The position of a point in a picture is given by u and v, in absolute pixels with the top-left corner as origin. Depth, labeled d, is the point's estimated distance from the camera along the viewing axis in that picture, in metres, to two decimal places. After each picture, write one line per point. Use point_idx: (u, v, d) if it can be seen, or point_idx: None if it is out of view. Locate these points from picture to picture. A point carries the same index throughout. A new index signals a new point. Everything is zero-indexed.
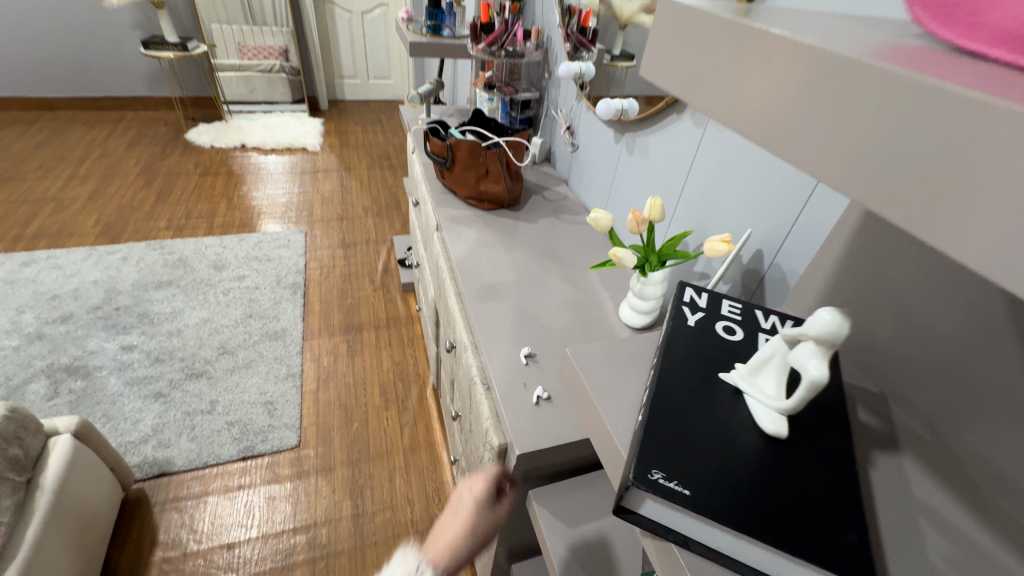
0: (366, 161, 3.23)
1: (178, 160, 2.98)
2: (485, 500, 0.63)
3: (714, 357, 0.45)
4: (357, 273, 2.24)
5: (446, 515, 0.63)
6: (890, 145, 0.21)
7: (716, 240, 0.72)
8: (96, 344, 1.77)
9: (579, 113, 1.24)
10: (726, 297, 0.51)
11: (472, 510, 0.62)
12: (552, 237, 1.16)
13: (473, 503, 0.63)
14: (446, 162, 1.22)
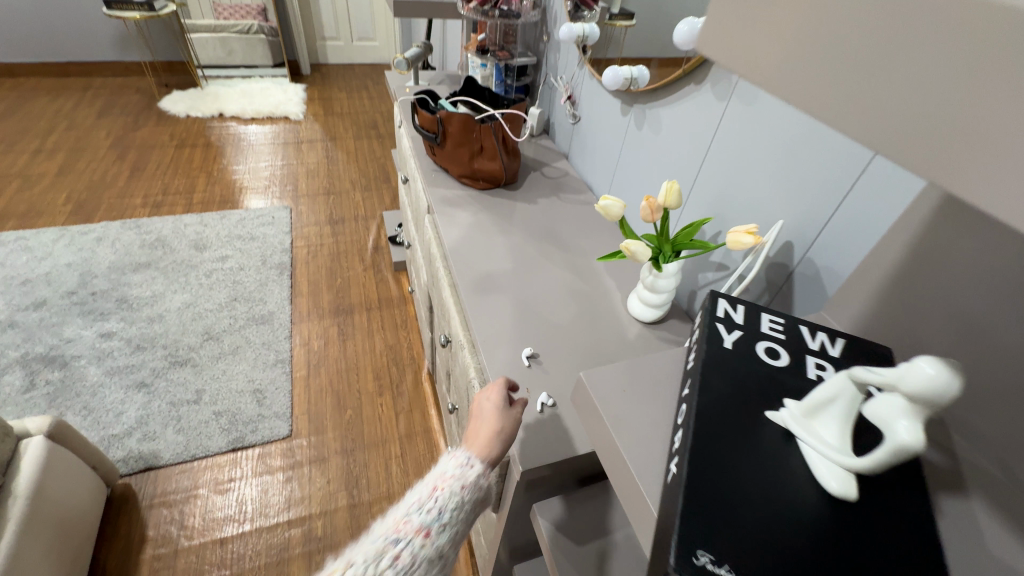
0: (352, 130, 3.07)
1: (152, 131, 2.81)
2: (505, 403, 0.66)
3: (759, 390, 0.38)
4: (346, 251, 2.15)
5: (472, 423, 0.64)
6: (944, 90, 0.16)
7: (741, 231, 0.64)
8: (72, 332, 1.68)
9: (581, 81, 1.13)
10: (764, 309, 0.44)
11: (494, 412, 0.64)
12: (552, 218, 1.08)
13: (495, 405, 0.64)
14: (436, 138, 1.12)
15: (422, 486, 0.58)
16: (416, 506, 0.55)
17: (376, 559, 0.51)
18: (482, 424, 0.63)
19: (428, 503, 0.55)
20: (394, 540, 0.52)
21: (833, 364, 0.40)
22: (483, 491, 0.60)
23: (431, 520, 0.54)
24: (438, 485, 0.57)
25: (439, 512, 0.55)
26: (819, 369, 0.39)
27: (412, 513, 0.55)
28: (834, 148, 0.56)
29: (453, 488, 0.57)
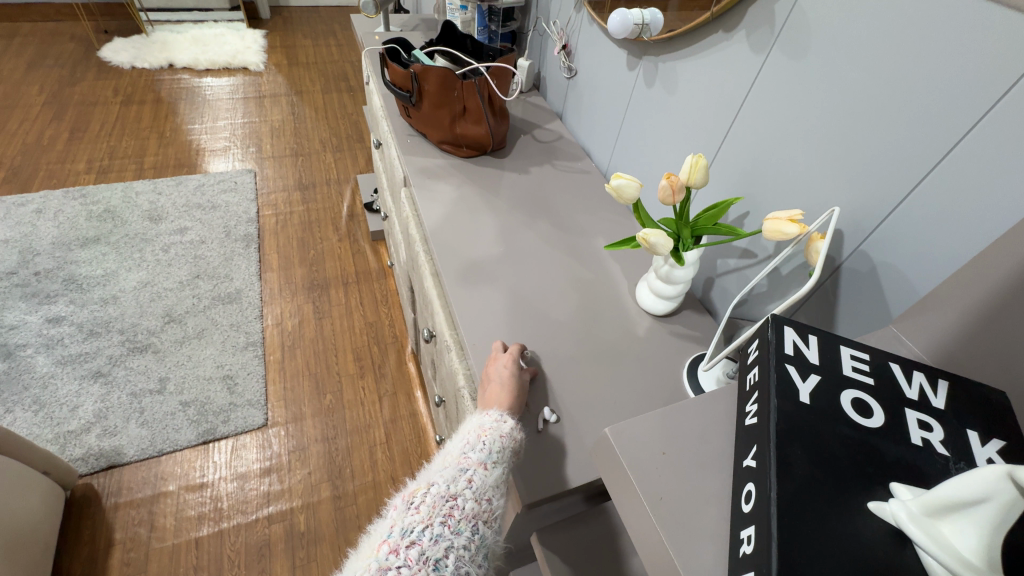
0: (320, 83, 2.81)
1: (92, 85, 2.51)
2: (518, 368, 0.62)
3: (855, 469, 0.28)
4: (319, 220, 1.99)
5: (486, 387, 0.60)
6: None
7: (783, 218, 0.53)
8: (15, 317, 1.53)
9: (579, 26, 0.97)
10: (844, 341, 0.34)
11: (511, 376, 0.60)
12: (545, 190, 0.95)
13: (509, 368, 0.61)
14: (410, 98, 0.96)
15: (467, 431, 0.53)
16: (469, 444, 0.51)
17: (449, 483, 0.47)
18: (498, 388, 0.59)
19: (480, 441, 0.51)
20: (460, 469, 0.48)
21: (939, 421, 0.30)
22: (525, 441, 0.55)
23: (488, 454, 0.50)
24: (483, 428, 0.52)
25: (492, 448, 0.50)
26: (924, 431, 0.30)
27: (468, 449, 0.50)
28: (914, 116, 0.44)
29: (499, 428, 0.52)
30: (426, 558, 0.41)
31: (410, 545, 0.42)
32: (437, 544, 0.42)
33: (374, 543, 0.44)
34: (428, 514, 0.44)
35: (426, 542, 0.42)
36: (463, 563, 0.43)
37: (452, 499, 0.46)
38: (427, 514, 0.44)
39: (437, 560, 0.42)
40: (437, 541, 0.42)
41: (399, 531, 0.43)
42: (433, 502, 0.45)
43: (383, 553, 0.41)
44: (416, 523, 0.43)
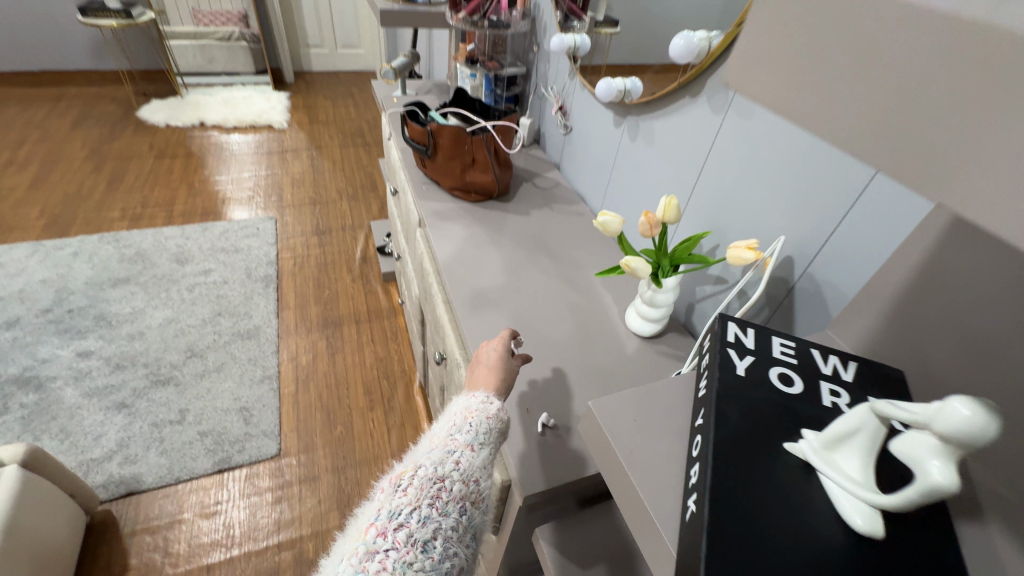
0: (338, 139, 3.03)
1: (130, 142, 2.73)
2: (507, 352, 0.68)
3: (777, 422, 0.37)
4: (334, 262, 2.11)
5: (475, 368, 0.67)
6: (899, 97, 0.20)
7: (742, 246, 0.63)
8: (47, 352, 1.62)
9: (573, 91, 1.12)
10: (775, 333, 0.43)
11: (498, 360, 0.66)
12: (545, 229, 1.07)
13: (497, 351, 0.67)
14: (426, 151, 1.10)
15: (454, 414, 0.58)
16: (456, 428, 0.55)
17: (436, 466, 0.51)
18: (485, 369, 0.65)
19: (466, 425, 0.55)
20: (447, 451, 0.52)
21: (845, 388, 0.39)
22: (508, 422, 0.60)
23: (473, 436, 0.54)
24: (469, 411, 0.57)
25: (477, 431, 0.55)
26: (834, 397, 0.38)
27: (454, 433, 0.55)
28: (833, 163, 0.56)
29: (485, 410, 0.57)
30: (414, 539, 0.45)
31: (398, 527, 0.46)
32: (425, 527, 0.46)
33: (364, 525, 0.48)
34: (416, 497, 0.48)
35: (414, 524, 0.46)
36: (449, 543, 0.47)
37: (440, 481, 0.50)
38: (415, 497, 0.48)
39: (425, 541, 0.46)
40: (425, 523, 0.47)
41: (387, 514, 0.47)
42: (421, 484, 0.49)
43: (371, 536, 0.45)
44: (404, 506, 0.47)
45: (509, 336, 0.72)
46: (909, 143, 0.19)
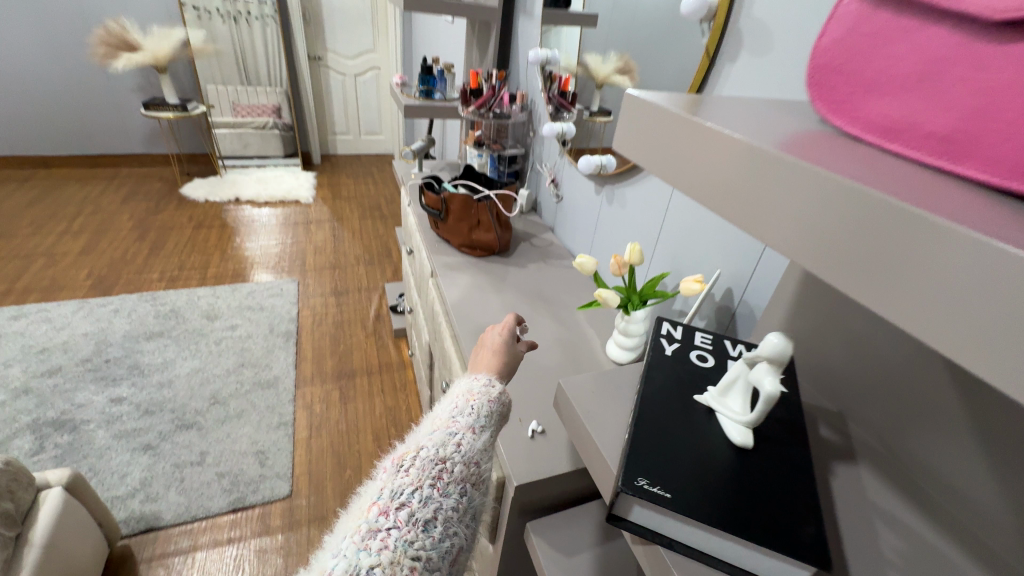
0: (358, 212, 3.34)
1: (172, 214, 3.04)
2: (511, 338, 0.69)
3: (691, 382, 0.50)
4: (350, 319, 2.29)
5: (479, 352, 0.67)
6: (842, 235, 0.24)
7: (691, 280, 0.78)
8: (83, 398, 1.75)
9: (563, 167, 1.35)
10: (699, 330, 0.59)
11: (503, 344, 0.67)
12: (540, 279, 1.24)
13: (502, 336, 0.68)
14: (440, 214, 1.31)
15: (455, 396, 0.54)
16: (457, 410, 0.52)
17: (438, 447, 0.47)
18: (489, 354, 0.66)
19: (467, 407, 0.52)
20: (449, 433, 0.49)
21: None
22: (508, 404, 0.57)
23: (474, 419, 0.51)
24: (471, 394, 0.54)
25: (478, 414, 0.52)
26: None
27: (456, 415, 0.51)
28: None
29: (486, 394, 0.54)
30: (415, 519, 0.42)
31: (399, 507, 0.42)
32: (427, 507, 0.43)
33: (362, 505, 0.44)
34: (417, 477, 0.44)
35: (416, 503, 0.43)
36: (451, 523, 0.45)
37: (442, 463, 0.47)
38: (417, 477, 0.44)
39: (426, 520, 0.43)
40: (427, 503, 0.43)
41: (388, 493, 0.43)
42: (422, 464, 0.46)
43: (373, 515, 0.42)
44: (405, 485, 0.44)
45: (515, 324, 0.73)
46: (870, 270, 0.23)
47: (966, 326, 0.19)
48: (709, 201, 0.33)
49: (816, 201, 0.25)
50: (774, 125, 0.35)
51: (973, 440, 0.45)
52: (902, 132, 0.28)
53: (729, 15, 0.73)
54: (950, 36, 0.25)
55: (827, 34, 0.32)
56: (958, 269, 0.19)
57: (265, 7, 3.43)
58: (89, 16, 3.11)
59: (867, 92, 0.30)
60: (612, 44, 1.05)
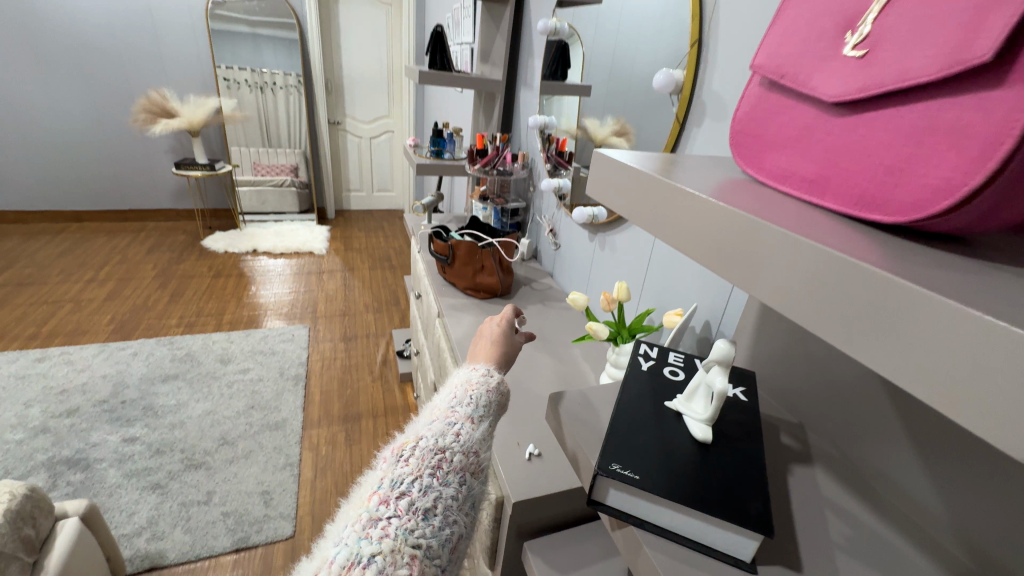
0: (368, 263, 3.50)
1: (193, 264, 3.20)
2: (508, 328, 0.76)
3: (662, 391, 0.58)
4: (357, 364, 2.36)
5: (479, 340, 0.74)
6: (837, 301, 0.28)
7: (672, 314, 0.85)
8: (98, 437, 1.80)
9: (560, 218, 1.48)
10: (673, 351, 0.67)
11: (501, 334, 0.74)
12: (539, 319, 1.33)
13: (500, 327, 0.75)
14: (447, 259, 1.42)
15: (455, 387, 0.62)
16: (456, 401, 0.59)
17: (437, 438, 0.54)
18: (488, 342, 0.73)
19: (466, 398, 0.60)
20: (448, 423, 0.56)
21: None
22: (507, 394, 0.65)
23: (472, 410, 0.58)
24: (470, 385, 0.61)
25: (476, 404, 0.59)
26: None
27: (455, 405, 0.59)
28: None
29: (485, 384, 0.62)
30: (415, 507, 0.48)
31: (399, 497, 0.48)
32: (426, 496, 0.49)
33: (366, 494, 0.50)
34: (417, 467, 0.51)
35: (415, 492, 0.49)
36: (450, 511, 0.50)
37: (441, 453, 0.53)
38: (417, 467, 0.51)
39: (426, 509, 0.49)
40: (426, 491, 0.49)
41: (389, 484, 0.49)
42: (422, 455, 0.52)
43: (375, 504, 0.48)
44: (405, 475, 0.50)
45: (512, 315, 0.80)
46: (874, 336, 0.26)
47: (922, 365, 0.23)
48: (715, 263, 0.36)
49: (810, 268, 0.29)
50: (711, 175, 0.45)
51: (909, 440, 0.51)
52: (787, 179, 0.37)
53: (694, 90, 0.88)
54: (811, 112, 0.36)
55: (741, 108, 0.42)
56: (956, 337, 0.22)
57: (291, 78, 3.76)
58: (133, 87, 3.43)
59: (767, 149, 0.40)
60: (603, 110, 1.20)
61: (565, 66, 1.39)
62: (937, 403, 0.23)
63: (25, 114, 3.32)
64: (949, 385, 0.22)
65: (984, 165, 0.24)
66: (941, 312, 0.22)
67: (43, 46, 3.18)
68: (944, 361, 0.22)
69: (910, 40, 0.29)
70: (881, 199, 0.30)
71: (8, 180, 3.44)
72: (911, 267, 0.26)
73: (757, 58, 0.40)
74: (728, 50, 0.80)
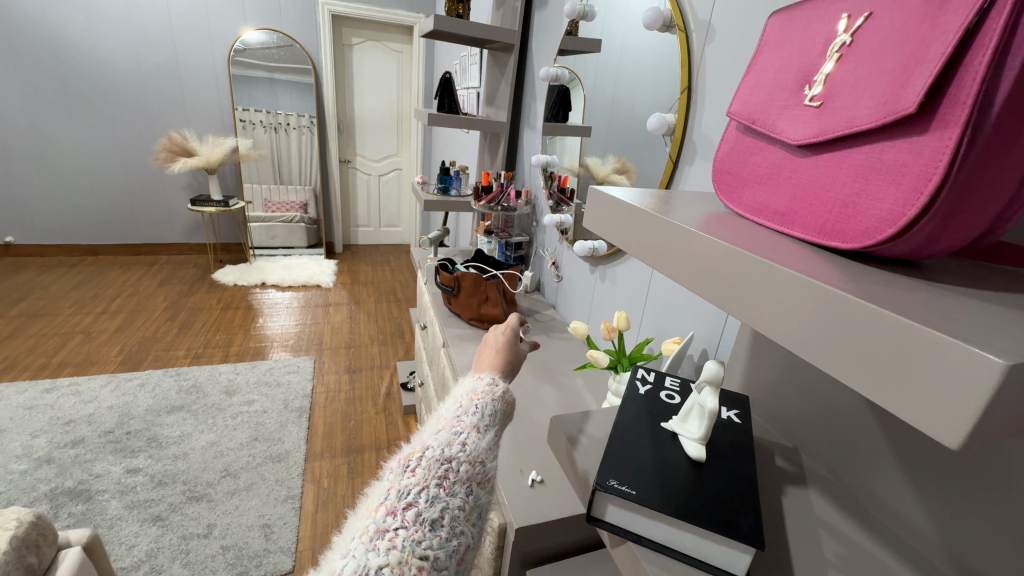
0: (374, 296, 3.55)
1: (203, 297, 3.26)
2: (513, 336, 0.78)
3: (658, 413, 0.61)
4: (361, 397, 2.36)
5: (484, 349, 0.77)
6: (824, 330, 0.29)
7: (670, 342, 0.88)
8: (101, 468, 1.81)
9: (562, 251, 1.53)
10: (669, 376, 0.70)
11: (506, 343, 0.77)
12: (542, 349, 1.35)
13: (505, 335, 0.78)
14: (452, 290, 1.46)
15: (460, 396, 0.65)
16: (463, 410, 0.61)
17: (444, 448, 0.56)
18: (493, 351, 0.75)
19: (472, 407, 0.62)
20: (455, 433, 0.58)
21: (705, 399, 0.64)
22: (511, 402, 0.68)
23: (478, 419, 0.61)
24: (476, 394, 0.64)
25: (482, 413, 0.62)
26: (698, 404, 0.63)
27: (461, 415, 0.61)
28: None
29: (490, 393, 0.64)
30: (422, 518, 0.50)
31: (406, 508, 0.51)
32: (433, 506, 0.51)
33: (375, 504, 0.53)
34: (423, 478, 0.53)
35: (422, 503, 0.51)
36: (457, 521, 0.52)
37: (447, 463, 0.55)
38: (423, 477, 0.53)
39: (433, 520, 0.51)
40: (433, 502, 0.52)
41: (396, 495, 0.52)
42: (428, 465, 0.54)
43: (382, 516, 0.50)
44: (412, 486, 0.52)
45: (517, 324, 0.83)
46: (859, 364, 0.27)
47: (906, 392, 0.24)
48: (710, 295, 0.38)
49: (797, 300, 0.30)
50: (698, 209, 0.48)
51: (896, 461, 0.52)
52: (761, 212, 0.42)
53: (685, 132, 0.96)
54: (781, 153, 0.40)
55: (721, 150, 0.47)
56: (935, 364, 0.23)
57: (304, 119, 3.93)
58: (154, 128, 3.60)
59: (744, 185, 0.44)
60: (604, 149, 1.26)
61: (566, 109, 1.48)
62: (899, 413, 0.25)
63: (50, 153, 3.47)
64: (907, 395, 0.24)
65: (918, 197, 0.28)
66: (895, 329, 0.25)
67: (74, 91, 3.36)
68: (903, 372, 0.24)
69: (856, 93, 0.33)
70: (841, 229, 0.34)
71: (30, 215, 3.57)
72: (863, 286, 0.29)
73: (733, 106, 0.45)
74: (715, 97, 0.88)
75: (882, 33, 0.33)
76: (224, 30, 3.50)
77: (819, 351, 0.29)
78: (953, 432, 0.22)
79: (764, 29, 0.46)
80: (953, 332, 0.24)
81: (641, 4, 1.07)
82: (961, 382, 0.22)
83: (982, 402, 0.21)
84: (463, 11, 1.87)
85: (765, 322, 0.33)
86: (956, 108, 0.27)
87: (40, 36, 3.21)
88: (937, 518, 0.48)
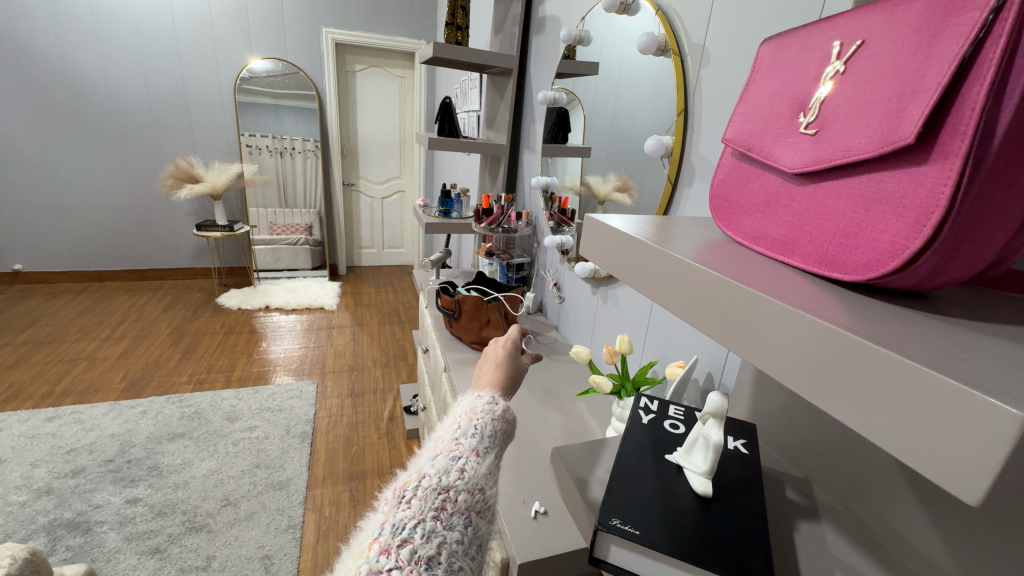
0: (377, 317, 3.55)
1: (207, 321, 3.27)
2: (512, 349, 0.77)
3: (662, 444, 0.59)
4: (364, 421, 2.34)
5: (485, 363, 0.75)
6: (824, 366, 0.28)
7: (674, 365, 0.86)
8: (101, 498, 1.78)
9: (564, 273, 1.52)
10: (673, 404, 0.68)
11: (505, 357, 0.75)
12: (545, 373, 1.33)
13: (505, 348, 0.76)
14: (453, 314, 1.46)
15: (459, 415, 0.63)
16: (462, 432, 0.60)
17: (442, 476, 0.54)
18: (493, 365, 0.74)
19: (471, 428, 0.60)
20: (453, 458, 0.56)
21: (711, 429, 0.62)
22: (512, 420, 0.67)
23: (478, 441, 0.59)
24: (475, 414, 0.62)
25: (482, 435, 0.60)
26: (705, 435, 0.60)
27: (460, 437, 0.59)
28: None
29: (490, 412, 0.63)
30: (418, 556, 0.48)
31: (400, 545, 0.48)
32: (430, 542, 0.49)
33: (366, 543, 0.50)
34: (420, 511, 0.51)
35: (418, 539, 0.49)
36: (454, 558, 0.50)
37: (444, 492, 0.53)
38: (419, 510, 0.51)
39: (429, 558, 0.48)
40: (430, 536, 0.50)
41: (390, 530, 0.49)
42: (425, 495, 0.52)
43: (375, 554, 0.48)
44: (408, 519, 0.50)
45: (519, 335, 0.81)
46: (863, 404, 0.26)
47: (921, 442, 0.22)
48: (709, 327, 0.36)
49: (797, 337, 0.29)
50: (695, 236, 0.47)
51: (916, 497, 0.49)
52: (760, 240, 0.40)
53: (682, 154, 0.96)
54: (778, 181, 0.40)
55: (718, 176, 0.46)
56: (949, 413, 0.21)
57: (309, 143, 3.99)
58: (162, 156, 3.66)
59: (741, 213, 0.43)
60: (605, 169, 1.26)
61: (564, 130, 1.48)
62: (914, 463, 0.23)
63: (59, 182, 3.53)
64: (922, 445, 0.22)
65: (922, 230, 0.27)
66: (907, 373, 0.23)
67: (83, 121, 3.44)
68: (920, 422, 0.23)
69: (851, 122, 0.33)
70: (842, 260, 0.33)
71: (38, 243, 3.62)
72: (868, 322, 0.28)
73: (728, 133, 0.44)
74: (711, 119, 0.88)
75: (876, 60, 0.32)
76: (231, 59, 3.59)
77: (820, 392, 0.28)
78: (973, 488, 0.20)
79: (756, 56, 0.45)
80: (967, 378, 0.22)
81: (636, 29, 1.08)
82: (981, 437, 0.20)
83: (1000, 455, 0.19)
84: (462, 37, 1.90)
85: (766, 358, 0.32)
86: (955, 138, 0.26)
87: (54, 69, 3.30)
88: (961, 558, 0.45)
